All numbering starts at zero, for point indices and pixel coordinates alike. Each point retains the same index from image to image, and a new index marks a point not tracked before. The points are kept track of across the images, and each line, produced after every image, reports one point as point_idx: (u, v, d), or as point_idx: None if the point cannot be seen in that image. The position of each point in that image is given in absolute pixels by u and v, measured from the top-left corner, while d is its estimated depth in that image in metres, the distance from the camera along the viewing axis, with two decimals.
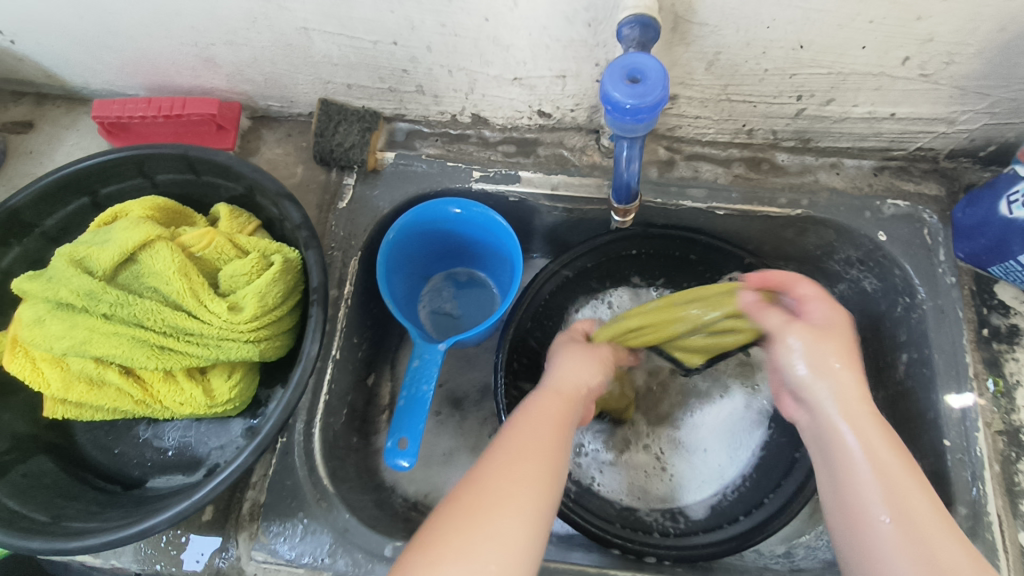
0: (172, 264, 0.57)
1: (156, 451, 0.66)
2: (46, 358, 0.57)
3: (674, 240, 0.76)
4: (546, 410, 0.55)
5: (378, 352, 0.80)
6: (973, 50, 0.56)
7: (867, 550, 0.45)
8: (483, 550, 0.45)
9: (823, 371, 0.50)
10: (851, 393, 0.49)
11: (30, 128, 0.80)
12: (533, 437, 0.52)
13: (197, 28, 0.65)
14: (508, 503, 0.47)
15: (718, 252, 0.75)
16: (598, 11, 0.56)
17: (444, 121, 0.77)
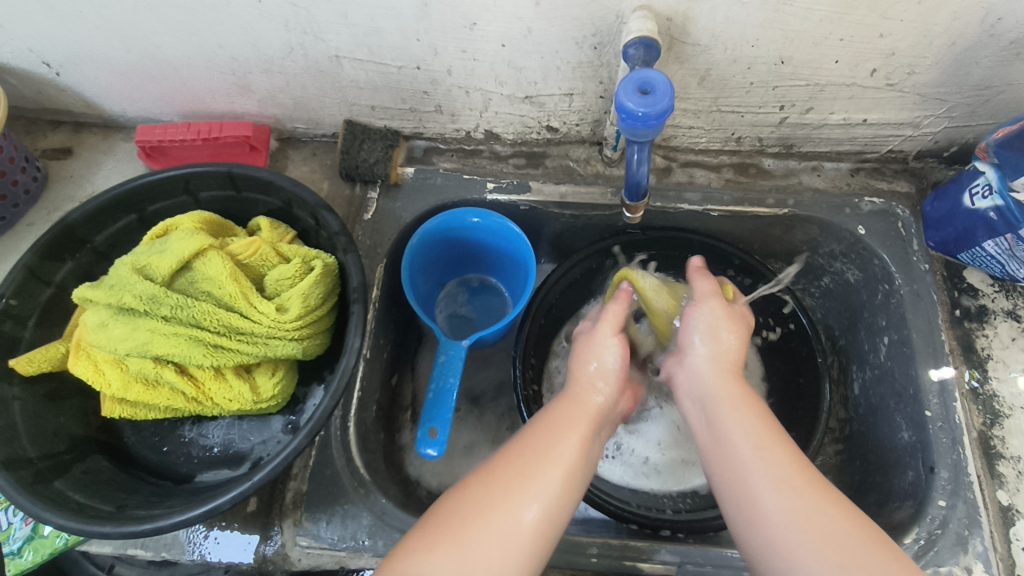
0: (224, 270, 0.63)
1: (202, 449, 0.69)
2: (107, 360, 0.62)
3: (671, 241, 0.83)
4: (565, 419, 0.59)
5: (402, 354, 0.85)
6: (930, 62, 0.64)
7: (748, 495, 0.53)
8: (487, 537, 0.50)
9: (711, 344, 0.62)
10: (722, 363, 0.61)
11: (69, 154, 0.86)
12: (542, 445, 0.56)
13: (237, 58, 0.71)
14: (502, 506, 0.51)
15: (712, 252, 0.82)
16: (603, 36, 0.64)
17: (459, 137, 0.84)
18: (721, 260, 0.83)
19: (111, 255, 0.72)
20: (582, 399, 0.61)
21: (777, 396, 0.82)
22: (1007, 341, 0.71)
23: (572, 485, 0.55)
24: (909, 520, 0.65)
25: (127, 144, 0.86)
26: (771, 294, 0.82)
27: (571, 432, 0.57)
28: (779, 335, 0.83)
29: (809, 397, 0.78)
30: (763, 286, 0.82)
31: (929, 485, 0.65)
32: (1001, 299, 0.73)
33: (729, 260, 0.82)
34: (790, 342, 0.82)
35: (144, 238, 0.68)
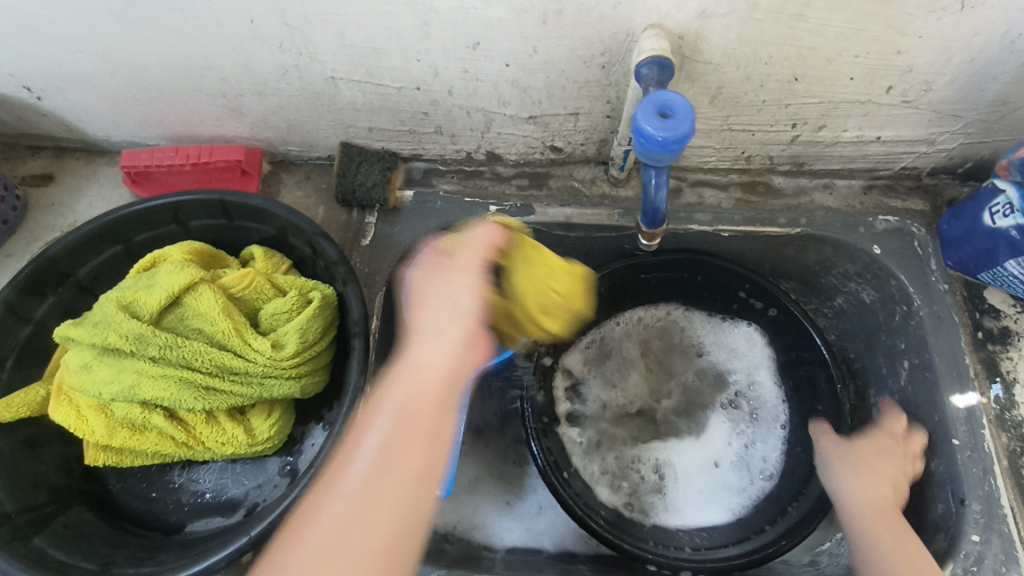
0: (216, 306, 0.59)
1: (193, 495, 0.65)
2: (91, 405, 0.59)
3: (681, 265, 0.80)
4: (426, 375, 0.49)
5: None
6: (947, 79, 0.62)
7: None
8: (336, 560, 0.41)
9: (887, 473, 0.65)
10: (890, 479, 0.65)
11: (51, 180, 0.82)
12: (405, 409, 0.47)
13: (228, 80, 0.68)
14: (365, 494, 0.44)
15: (723, 274, 0.80)
16: (612, 55, 0.61)
17: (460, 159, 0.81)
18: (733, 282, 0.80)
19: (94, 288, 0.68)
20: (427, 354, 0.49)
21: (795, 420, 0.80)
22: None
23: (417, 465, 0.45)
24: (941, 555, 0.62)
25: (111, 170, 0.82)
26: (786, 316, 0.79)
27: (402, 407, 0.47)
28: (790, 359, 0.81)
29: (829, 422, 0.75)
30: (776, 310, 0.79)
31: (960, 518, 0.62)
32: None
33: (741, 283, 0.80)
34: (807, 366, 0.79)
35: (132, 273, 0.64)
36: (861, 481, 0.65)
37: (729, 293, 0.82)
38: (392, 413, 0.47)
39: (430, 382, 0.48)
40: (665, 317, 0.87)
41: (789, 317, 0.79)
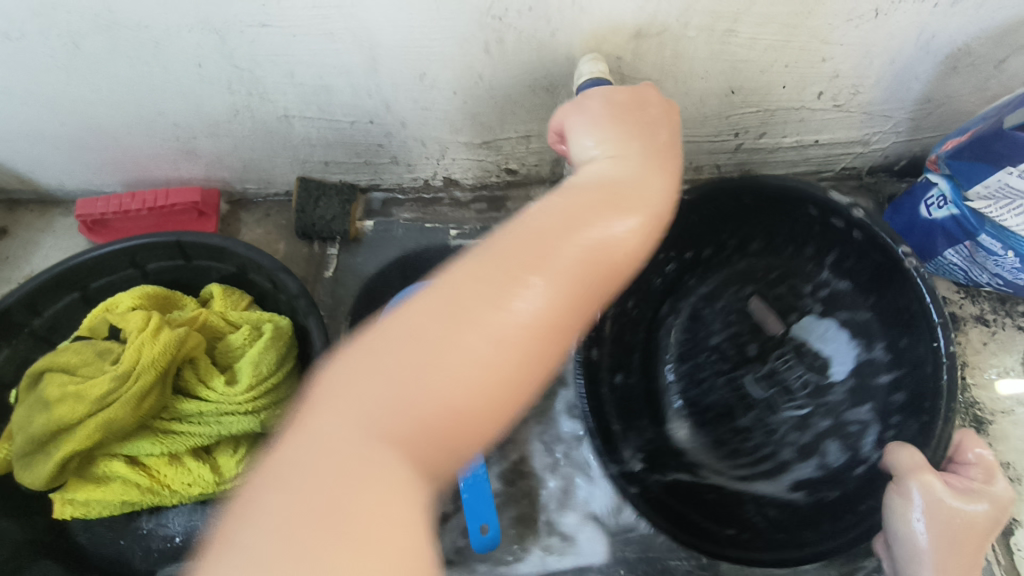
0: (155, 349, 0.57)
1: (162, 540, 0.62)
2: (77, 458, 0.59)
3: (694, 230, 0.68)
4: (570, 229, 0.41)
5: None
6: (872, 82, 0.65)
7: None
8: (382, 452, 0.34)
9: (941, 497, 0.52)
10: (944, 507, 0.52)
11: (5, 234, 0.81)
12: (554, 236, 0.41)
13: (180, 123, 0.69)
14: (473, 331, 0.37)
15: (792, 218, 0.65)
16: (555, 79, 0.64)
17: (418, 186, 0.82)
18: (795, 237, 0.68)
19: (52, 337, 0.67)
20: (553, 228, 0.41)
21: (767, 407, 0.72)
22: (979, 345, 0.73)
23: (508, 373, 0.37)
24: None
25: (67, 220, 0.82)
26: (829, 308, 0.71)
27: (507, 305, 0.37)
28: (746, 351, 0.74)
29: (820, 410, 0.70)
30: (890, 266, 0.60)
31: None
32: (968, 305, 0.75)
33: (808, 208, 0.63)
34: (762, 347, 0.74)
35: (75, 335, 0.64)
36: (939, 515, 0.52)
37: (729, 257, 0.73)
38: (494, 270, 0.39)
39: (556, 282, 0.39)
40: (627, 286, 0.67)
41: (892, 288, 0.61)
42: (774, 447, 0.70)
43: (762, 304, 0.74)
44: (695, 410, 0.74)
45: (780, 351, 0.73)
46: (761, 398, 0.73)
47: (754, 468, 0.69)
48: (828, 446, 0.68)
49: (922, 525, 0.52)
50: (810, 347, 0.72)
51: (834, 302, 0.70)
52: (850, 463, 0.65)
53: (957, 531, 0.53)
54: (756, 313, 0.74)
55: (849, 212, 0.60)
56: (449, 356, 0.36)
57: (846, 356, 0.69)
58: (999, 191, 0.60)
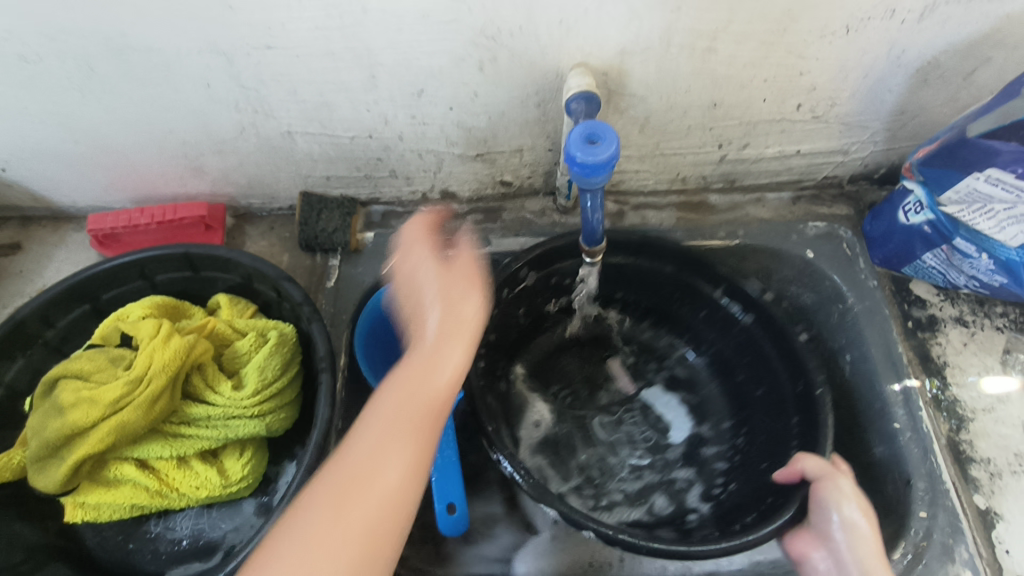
0: (166, 355, 0.60)
1: (170, 543, 0.64)
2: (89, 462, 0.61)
3: (613, 273, 0.76)
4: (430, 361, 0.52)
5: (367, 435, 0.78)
6: (848, 95, 0.69)
7: None
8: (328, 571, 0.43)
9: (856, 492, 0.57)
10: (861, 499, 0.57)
11: (18, 249, 0.84)
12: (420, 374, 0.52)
13: (188, 141, 0.72)
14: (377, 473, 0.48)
15: (689, 292, 0.75)
16: (546, 94, 0.67)
17: (416, 200, 0.85)
18: (678, 309, 0.78)
19: (64, 347, 0.69)
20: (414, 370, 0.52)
21: (613, 450, 0.77)
22: (959, 346, 0.76)
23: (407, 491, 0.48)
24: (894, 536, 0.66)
25: (78, 235, 0.85)
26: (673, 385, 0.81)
27: (396, 445, 0.49)
28: (599, 399, 0.80)
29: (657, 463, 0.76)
30: (781, 353, 0.68)
31: (909, 497, 0.68)
32: (948, 307, 0.78)
33: (714, 288, 0.72)
34: (612, 400, 0.80)
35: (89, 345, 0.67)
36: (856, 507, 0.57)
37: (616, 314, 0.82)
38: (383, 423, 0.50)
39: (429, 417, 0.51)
40: (535, 282, 0.72)
41: (767, 375, 0.71)
42: (605, 484, 0.74)
43: (617, 366, 0.83)
44: (546, 436, 0.77)
45: (627, 407, 0.80)
46: (605, 441, 0.77)
47: (598, 500, 0.73)
48: (655, 496, 0.74)
49: (836, 515, 0.57)
50: (654, 410, 0.80)
51: (686, 381, 0.81)
52: (677, 512, 0.72)
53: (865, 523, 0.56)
54: (612, 371, 0.82)
55: (756, 299, 0.69)
56: (361, 493, 0.47)
57: (682, 425, 0.79)
58: (969, 196, 0.63)
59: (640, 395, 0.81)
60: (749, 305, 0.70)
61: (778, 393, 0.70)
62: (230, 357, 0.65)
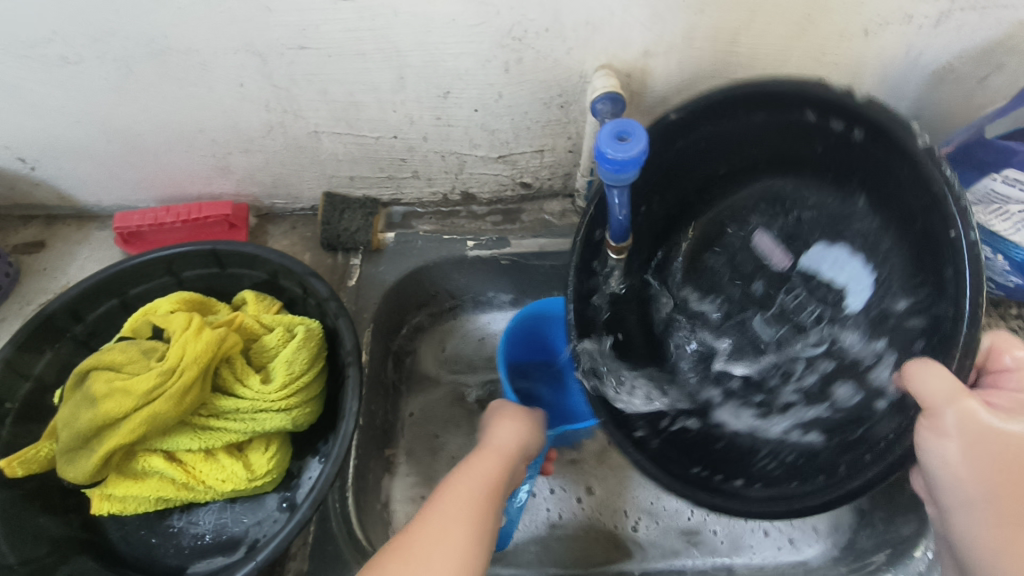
0: (197, 347, 0.61)
1: (193, 537, 0.64)
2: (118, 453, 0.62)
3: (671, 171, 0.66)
4: (478, 472, 0.56)
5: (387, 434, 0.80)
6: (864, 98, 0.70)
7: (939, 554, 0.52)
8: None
9: (974, 436, 0.46)
10: (982, 440, 0.46)
11: (42, 247, 0.85)
12: (470, 483, 0.54)
13: (217, 141, 0.74)
14: (423, 558, 0.47)
15: (777, 154, 0.63)
16: (569, 96, 0.68)
17: (436, 200, 0.86)
18: (795, 146, 0.62)
19: (91, 342, 0.70)
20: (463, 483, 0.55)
21: (778, 350, 0.67)
22: None
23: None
24: (916, 533, 0.66)
25: (102, 233, 0.86)
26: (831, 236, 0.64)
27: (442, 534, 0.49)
28: (752, 288, 0.69)
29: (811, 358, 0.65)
30: (913, 172, 0.52)
31: None
32: None
33: (803, 111, 0.57)
34: (768, 283, 0.68)
35: (117, 339, 0.68)
36: (976, 456, 0.46)
37: (716, 189, 0.69)
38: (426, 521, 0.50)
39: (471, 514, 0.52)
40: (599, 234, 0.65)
41: (899, 209, 0.56)
42: (779, 388, 0.66)
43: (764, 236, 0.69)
44: (693, 352, 0.71)
45: (786, 285, 0.67)
46: (770, 340, 0.68)
47: (771, 407, 0.65)
48: (838, 388, 0.62)
49: (938, 470, 0.47)
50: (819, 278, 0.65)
51: (840, 220, 0.63)
52: (864, 403, 0.59)
53: (995, 465, 0.45)
54: (760, 248, 0.69)
55: (847, 102, 0.52)
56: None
57: (863, 282, 0.62)
58: (986, 198, 0.64)
59: (798, 264, 0.67)
60: (847, 125, 0.55)
61: (949, 227, 0.49)
62: (259, 352, 0.66)
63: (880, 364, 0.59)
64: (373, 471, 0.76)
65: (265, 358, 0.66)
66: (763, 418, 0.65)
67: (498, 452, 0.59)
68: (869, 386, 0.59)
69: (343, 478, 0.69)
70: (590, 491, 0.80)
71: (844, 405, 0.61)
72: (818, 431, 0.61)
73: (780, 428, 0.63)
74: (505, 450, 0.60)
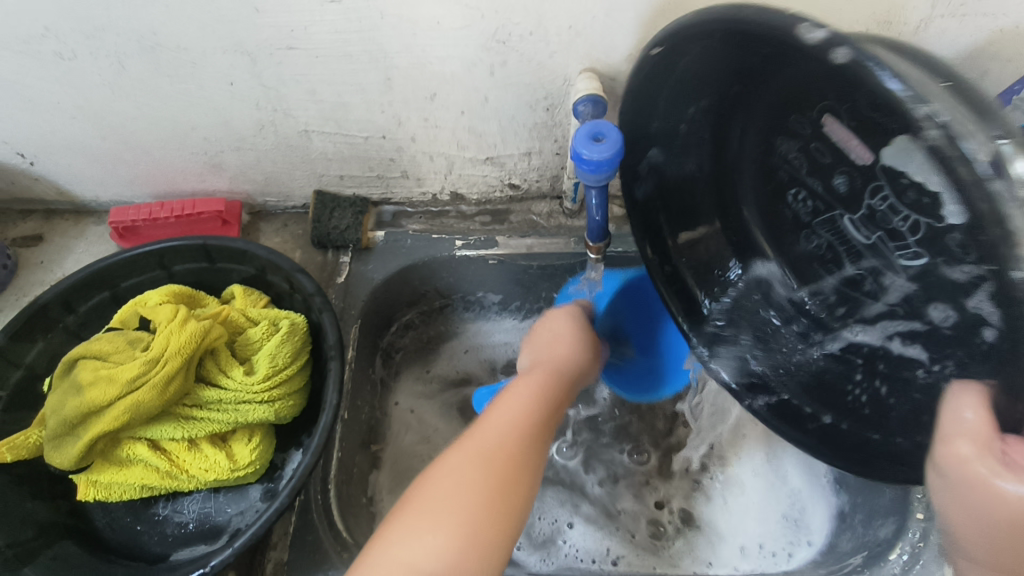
0: (181, 338, 0.62)
1: (177, 526, 0.65)
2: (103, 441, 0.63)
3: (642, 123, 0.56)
4: (534, 376, 0.61)
5: (373, 430, 0.81)
6: None
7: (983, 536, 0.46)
8: (435, 524, 0.44)
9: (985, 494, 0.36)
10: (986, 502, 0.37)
11: (40, 240, 0.87)
12: (530, 380, 0.59)
13: (209, 139, 0.75)
14: (495, 421, 0.53)
15: (804, 77, 0.41)
16: (555, 98, 0.70)
17: (426, 201, 0.87)
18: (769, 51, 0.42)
19: (83, 332, 0.72)
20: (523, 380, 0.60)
21: (876, 258, 0.48)
22: None
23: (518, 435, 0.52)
24: (893, 536, 0.65)
25: (99, 228, 0.88)
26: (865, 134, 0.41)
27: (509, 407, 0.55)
28: (834, 184, 0.48)
29: (941, 256, 0.39)
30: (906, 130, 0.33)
31: None
32: None
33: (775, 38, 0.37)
34: (850, 179, 0.46)
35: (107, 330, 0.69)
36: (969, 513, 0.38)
37: (725, 85, 0.50)
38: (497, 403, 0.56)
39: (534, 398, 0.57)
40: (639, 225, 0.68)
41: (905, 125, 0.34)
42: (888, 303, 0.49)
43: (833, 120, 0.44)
44: (810, 252, 0.56)
45: (873, 184, 0.44)
46: (864, 245, 0.49)
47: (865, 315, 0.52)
48: (933, 309, 0.43)
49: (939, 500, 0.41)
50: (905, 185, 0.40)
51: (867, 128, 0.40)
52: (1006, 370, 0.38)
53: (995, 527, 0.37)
54: (835, 137, 0.44)
55: (827, 58, 0.34)
56: (478, 434, 0.51)
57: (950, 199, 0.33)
58: None
59: (880, 160, 0.41)
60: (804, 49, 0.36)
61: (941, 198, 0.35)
62: (243, 345, 0.67)
63: (960, 271, 0.37)
64: (358, 466, 0.76)
65: (249, 351, 0.67)
66: (869, 326, 0.52)
67: (551, 365, 0.64)
68: (962, 307, 0.38)
69: (325, 471, 0.70)
70: (573, 524, 0.79)
71: (943, 332, 0.42)
72: (924, 347, 0.46)
73: (878, 339, 0.51)
74: (562, 363, 0.64)
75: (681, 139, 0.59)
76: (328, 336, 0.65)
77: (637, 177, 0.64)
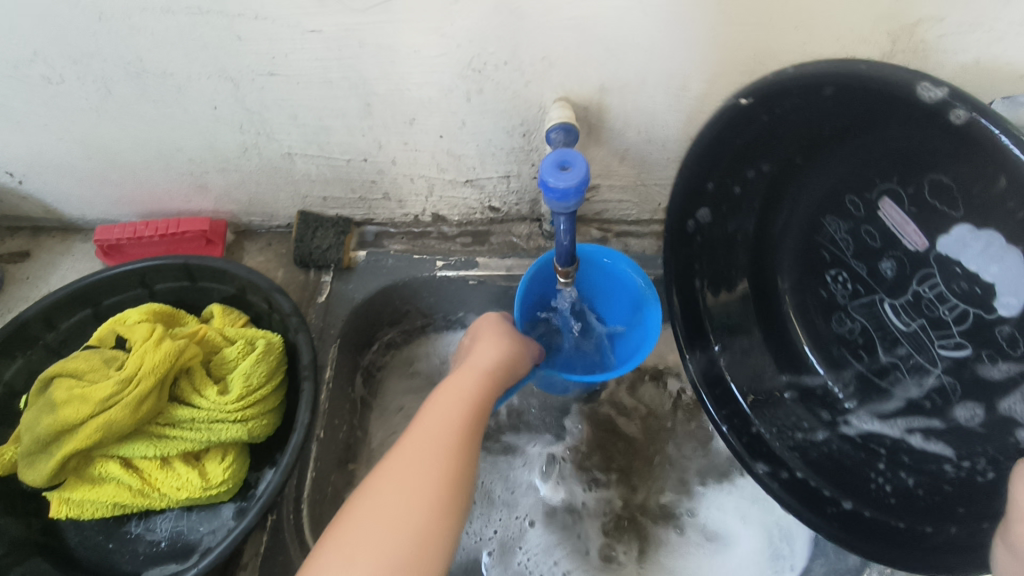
0: (156, 357, 0.63)
1: (149, 544, 0.65)
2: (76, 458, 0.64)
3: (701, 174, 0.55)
4: (459, 381, 0.59)
5: (350, 448, 0.82)
6: None
7: None
8: (368, 530, 0.45)
9: None
10: None
11: (27, 257, 0.88)
12: (457, 382, 0.59)
13: (194, 160, 0.77)
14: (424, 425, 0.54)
15: (891, 150, 0.46)
16: (531, 124, 0.71)
17: (408, 221, 0.89)
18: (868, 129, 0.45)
19: (63, 350, 0.72)
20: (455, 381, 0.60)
21: (913, 345, 0.52)
22: None
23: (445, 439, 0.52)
24: None
25: (85, 245, 0.89)
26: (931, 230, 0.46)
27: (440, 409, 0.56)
28: (881, 273, 0.52)
29: (984, 350, 0.46)
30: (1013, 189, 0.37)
31: None
32: None
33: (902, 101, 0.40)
34: (899, 265, 0.50)
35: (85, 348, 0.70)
36: None
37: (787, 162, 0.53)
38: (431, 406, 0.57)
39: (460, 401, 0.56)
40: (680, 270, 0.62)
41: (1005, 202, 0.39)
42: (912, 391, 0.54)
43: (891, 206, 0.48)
44: (837, 335, 0.59)
45: (923, 278, 0.49)
46: (902, 332, 0.53)
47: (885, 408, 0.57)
48: (961, 408, 0.49)
49: None
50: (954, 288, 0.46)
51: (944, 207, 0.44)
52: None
53: None
54: (890, 221, 0.49)
55: (941, 117, 0.39)
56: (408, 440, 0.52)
57: None
58: None
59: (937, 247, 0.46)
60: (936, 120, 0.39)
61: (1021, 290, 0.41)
62: (219, 364, 0.68)
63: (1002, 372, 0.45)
64: (333, 484, 0.77)
65: (224, 370, 0.68)
66: (882, 419, 0.58)
67: (475, 367, 0.61)
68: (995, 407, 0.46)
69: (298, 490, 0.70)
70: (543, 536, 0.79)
71: (968, 430, 0.49)
72: (946, 445, 0.51)
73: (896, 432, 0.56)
74: (485, 365, 0.61)
75: (733, 202, 0.57)
76: (302, 356, 0.66)
77: (680, 237, 0.59)
